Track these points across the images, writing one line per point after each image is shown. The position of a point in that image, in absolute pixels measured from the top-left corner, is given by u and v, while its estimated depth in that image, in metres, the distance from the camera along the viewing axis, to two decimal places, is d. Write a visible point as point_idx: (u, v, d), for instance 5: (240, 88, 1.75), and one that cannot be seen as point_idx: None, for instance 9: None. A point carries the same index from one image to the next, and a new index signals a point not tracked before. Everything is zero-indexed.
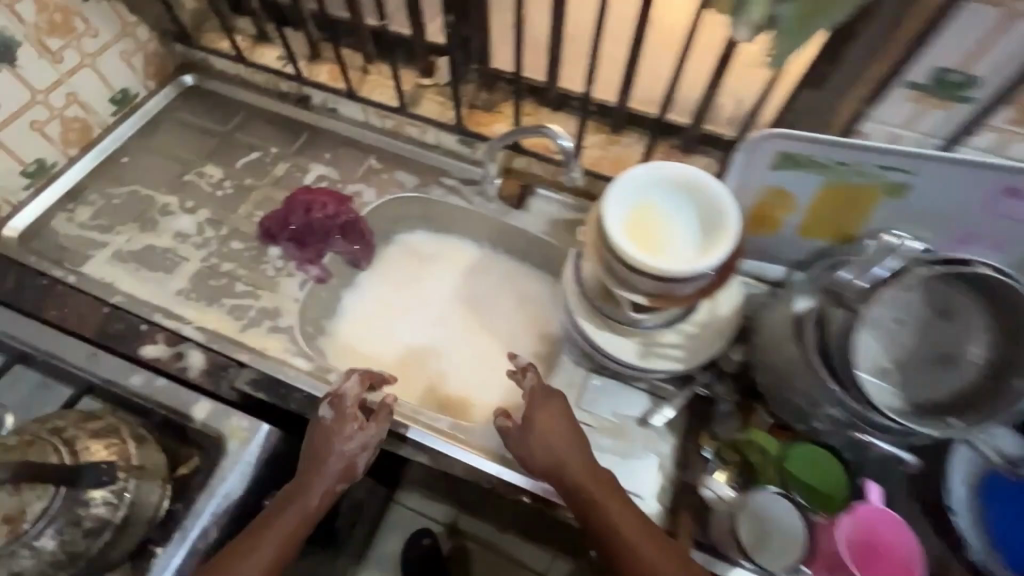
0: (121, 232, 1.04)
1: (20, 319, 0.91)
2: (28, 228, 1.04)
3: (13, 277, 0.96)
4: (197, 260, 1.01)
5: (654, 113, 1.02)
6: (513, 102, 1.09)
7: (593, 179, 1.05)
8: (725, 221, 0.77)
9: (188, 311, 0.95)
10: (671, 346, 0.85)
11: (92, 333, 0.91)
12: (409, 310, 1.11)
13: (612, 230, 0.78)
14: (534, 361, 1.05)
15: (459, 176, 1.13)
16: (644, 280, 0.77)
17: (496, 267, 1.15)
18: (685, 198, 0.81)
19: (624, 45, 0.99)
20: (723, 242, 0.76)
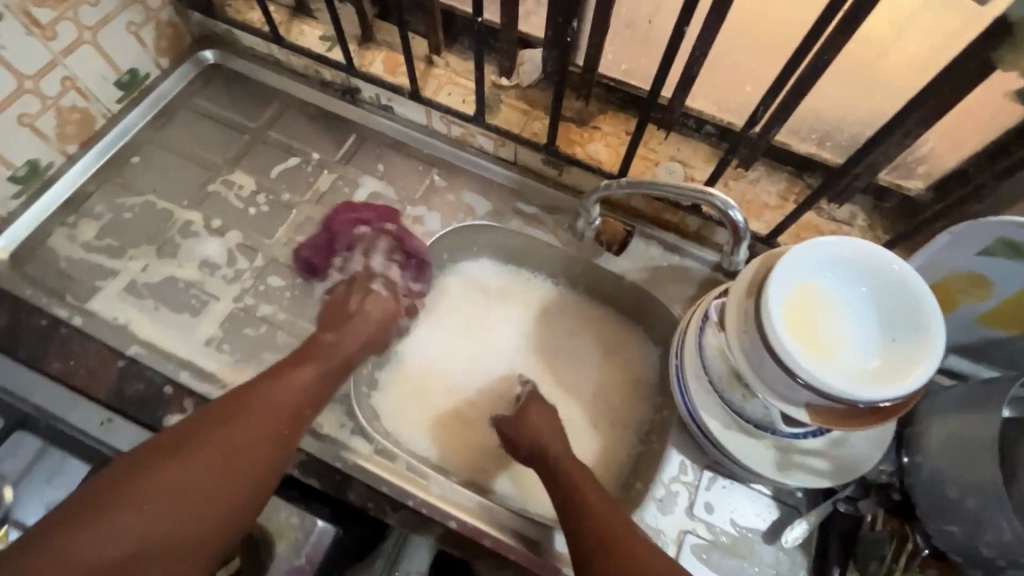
0: (135, 257, 0.86)
1: (16, 374, 0.74)
2: (21, 248, 0.85)
3: (7, 315, 0.79)
4: (229, 299, 0.83)
5: (795, 146, 0.83)
6: (615, 117, 0.90)
7: (709, 224, 0.87)
8: (921, 326, 0.60)
9: (221, 367, 0.79)
10: (813, 456, 0.71)
11: (107, 395, 0.75)
12: (473, 359, 0.94)
13: (774, 323, 0.61)
14: (622, 432, 0.89)
15: (540, 203, 0.94)
16: (809, 393, 0.61)
17: (575, 310, 0.97)
18: (859, 283, 0.64)
19: (773, 60, 0.79)
20: (921, 357, 0.59)
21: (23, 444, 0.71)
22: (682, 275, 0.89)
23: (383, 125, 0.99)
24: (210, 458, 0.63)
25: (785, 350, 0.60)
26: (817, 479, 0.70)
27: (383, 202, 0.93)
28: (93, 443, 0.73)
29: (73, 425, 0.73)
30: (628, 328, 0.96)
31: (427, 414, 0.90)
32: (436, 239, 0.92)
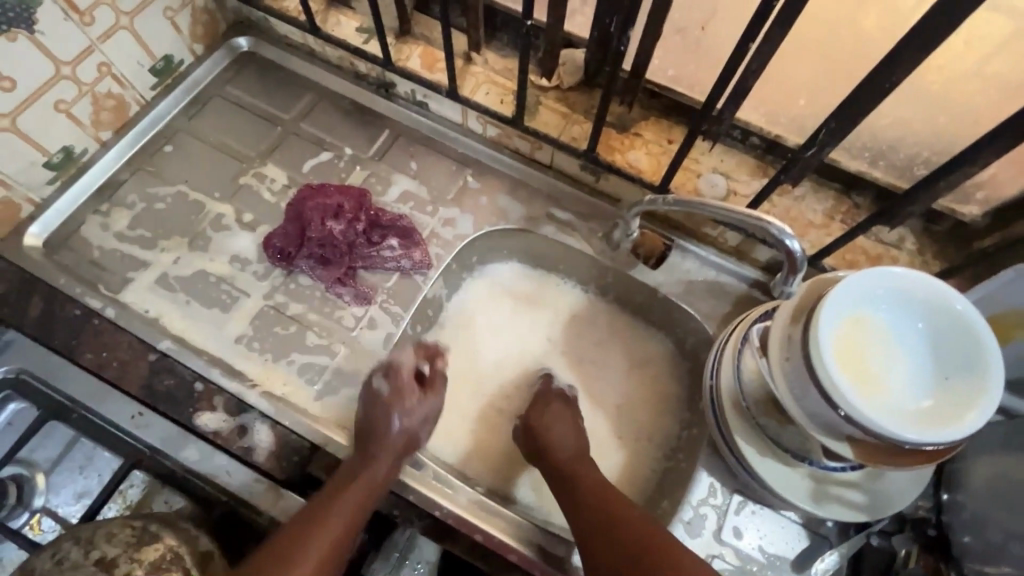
0: (166, 249, 0.85)
1: (49, 363, 0.75)
2: (55, 235, 0.85)
3: (40, 303, 0.79)
4: (259, 296, 0.83)
5: (847, 164, 0.80)
6: (657, 124, 0.87)
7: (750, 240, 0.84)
8: (979, 368, 0.58)
9: (250, 364, 0.79)
10: (852, 489, 0.69)
11: (137, 389, 0.75)
12: (499, 365, 0.93)
13: (824, 354, 0.58)
14: (648, 447, 0.88)
15: (575, 209, 0.92)
16: (856, 429, 0.59)
17: (605, 320, 0.96)
18: (912, 319, 0.61)
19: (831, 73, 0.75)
20: (978, 401, 0.57)
21: (56, 434, 0.74)
22: (718, 291, 0.87)
23: (416, 122, 0.97)
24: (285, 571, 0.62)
25: (834, 384, 0.58)
26: (852, 511, 0.69)
27: (414, 203, 0.92)
28: (125, 436, 0.73)
29: (105, 417, 0.73)
30: (658, 341, 0.94)
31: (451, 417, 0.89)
32: (468, 243, 0.90)
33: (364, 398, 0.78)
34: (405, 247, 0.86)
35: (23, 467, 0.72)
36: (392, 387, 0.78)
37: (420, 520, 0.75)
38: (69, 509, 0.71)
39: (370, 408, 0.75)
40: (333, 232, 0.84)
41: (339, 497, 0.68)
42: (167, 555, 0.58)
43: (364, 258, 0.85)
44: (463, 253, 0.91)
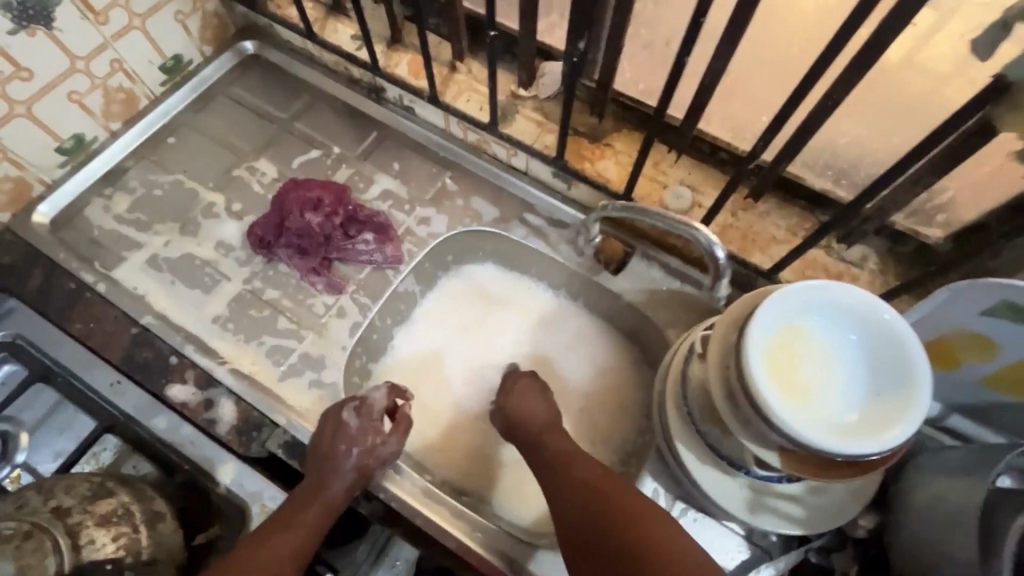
0: (159, 232, 0.91)
1: (42, 330, 0.81)
2: (61, 214, 0.92)
3: (42, 275, 0.86)
4: (238, 281, 0.88)
5: (810, 182, 0.81)
6: (628, 135, 0.89)
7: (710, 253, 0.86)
8: (908, 383, 0.59)
9: (224, 343, 0.83)
10: (790, 502, 0.69)
11: (118, 358, 0.81)
12: (466, 362, 0.95)
13: (752, 362, 0.60)
14: (604, 451, 0.89)
15: (546, 215, 0.95)
16: (782, 439, 0.60)
17: (573, 324, 0.97)
18: (847, 332, 0.62)
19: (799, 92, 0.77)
20: (904, 414, 0.57)
21: (42, 396, 0.79)
22: (681, 301, 0.88)
23: (403, 125, 1.01)
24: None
25: (762, 391, 0.59)
26: (786, 523, 0.69)
27: (393, 201, 0.96)
28: (101, 400, 0.78)
29: (85, 382, 0.79)
30: (623, 348, 0.95)
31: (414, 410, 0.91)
32: (441, 242, 0.94)
33: (326, 382, 0.82)
34: (379, 242, 0.90)
35: (8, 425, 0.76)
36: (361, 424, 0.77)
37: (367, 503, 0.79)
38: (47, 464, 0.76)
39: (333, 441, 0.74)
40: (309, 224, 0.89)
41: (302, 509, 0.69)
42: (118, 508, 0.63)
43: (339, 250, 0.89)
44: (436, 251, 0.95)
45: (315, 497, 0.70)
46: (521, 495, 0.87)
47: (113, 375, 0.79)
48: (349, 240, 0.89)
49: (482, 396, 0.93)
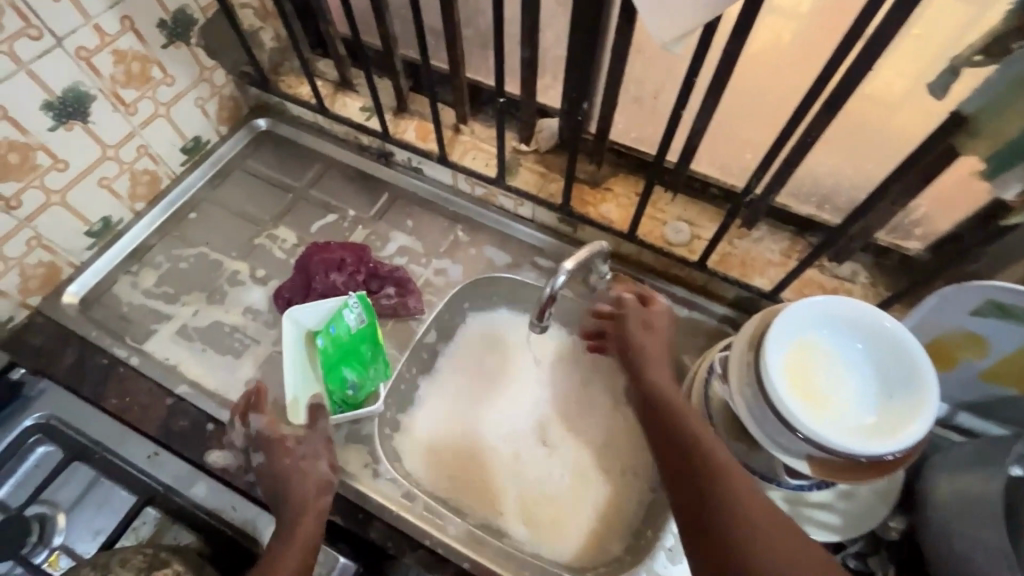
0: (350, 106, 0.96)
1: (280, 175, 0.97)
2: (262, 70, 0.97)
3: (268, 139, 1.01)
4: (482, 142, 0.91)
5: (727, 101, 0.74)
6: (708, 70, 0.67)
7: (887, 305, 0.74)
8: (910, 406, 0.55)
9: (402, 223, 0.93)
10: (821, 509, 0.65)
11: (296, 210, 0.94)
12: (492, 391, 0.86)
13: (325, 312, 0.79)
14: (656, 505, 0.77)
15: (678, 183, 0.80)
16: (807, 448, 0.56)
17: (579, 363, 0.88)
18: (873, 354, 0.59)
19: (611, 96, 0.77)
20: (832, 413, 0.57)
21: (78, 475, 0.71)
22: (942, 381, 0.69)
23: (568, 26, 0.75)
24: (427, 458, 0.81)
25: (772, 396, 0.56)
26: None
27: (624, 138, 0.83)
28: (138, 472, 0.71)
29: (181, 182, 0.94)
30: (716, 310, 0.83)
31: (436, 447, 0.82)
32: (484, 278, 0.88)
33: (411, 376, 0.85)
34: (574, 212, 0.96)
35: (45, 507, 0.69)
36: (467, 264, 0.89)
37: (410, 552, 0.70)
38: (85, 546, 0.67)
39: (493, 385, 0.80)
40: (429, 182, 0.95)
41: None
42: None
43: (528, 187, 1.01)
44: (482, 279, 0.89)
45: (451, 464, 0.81)
46: (610, 550, 0.76)
47: (186, 205, 0.94)
48: (455, 229, 0.92)
49: (512, 435, 0.84)
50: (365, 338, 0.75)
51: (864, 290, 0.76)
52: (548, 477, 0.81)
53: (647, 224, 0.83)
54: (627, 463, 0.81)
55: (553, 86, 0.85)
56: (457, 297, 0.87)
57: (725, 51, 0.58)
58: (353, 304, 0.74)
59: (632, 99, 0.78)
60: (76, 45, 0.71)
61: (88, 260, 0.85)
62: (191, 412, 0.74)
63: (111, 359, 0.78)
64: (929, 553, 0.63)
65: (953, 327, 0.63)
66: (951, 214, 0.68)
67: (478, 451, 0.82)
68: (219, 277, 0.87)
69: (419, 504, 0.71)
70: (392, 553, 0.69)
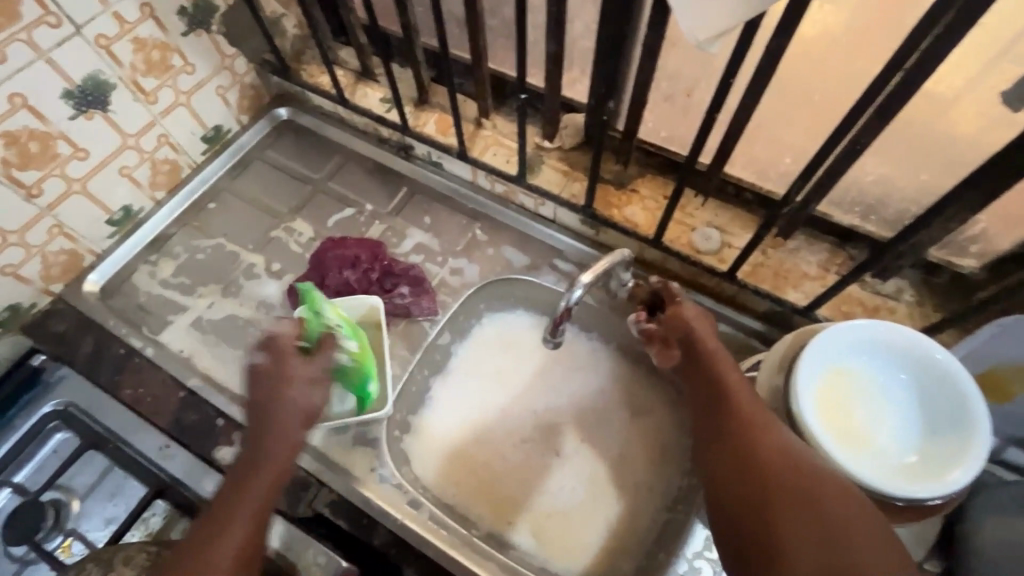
0: (370, 96, 0.93)
1: (299, 167, 0.96)
2: (284, 58, 0.95)
3: (288, 129, 1.00)
4: (503, 137, 0.87)
5: (768, 101, 0.68)
6: (748, 68, 0.62)
7: (934, 327, 0.68)
8: (957, 448, 0.50)
9: (419, 219, 0.91)
10: None
11: (314, 203, 0.93)
12: (505, 396, 0.84)
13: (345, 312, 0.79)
14: (670, 525, 0.74)
15: (710, 188, 0.75)
16: None
17: (596, 370, 0.85)
18: (918, 388, 0.54)
19: (642, 93, 0.72)
20: (868, 451, 0.52)
21: (93, 463, 0.72)
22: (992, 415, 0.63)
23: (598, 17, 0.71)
24: (435, 462, 0.79)
25: (802, 428, 0.52)
26: None
27: (653, 137, 0.79)
28: (149, 464, 0.72)
29: (201, 172, 0.94)
30: (745, 324, 0.78)
31: (445, 452, 0.80)
32: (501, 279, 0.85)
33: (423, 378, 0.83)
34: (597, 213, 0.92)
35: (61, 492, 0.70)
36: (484, 265, 0.87)
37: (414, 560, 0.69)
38: (97, 534, 0.69)
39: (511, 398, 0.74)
40: (448, 177, 0.92)
41: None
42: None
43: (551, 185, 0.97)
44: (499, 281, 0.86)
45: (461, 470, 0.79)
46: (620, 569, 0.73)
47: (206, 195, 0.93)
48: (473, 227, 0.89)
49: (524, 443, 0.81)
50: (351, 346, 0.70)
51: (909, 310, 0.70)
52: (559, 488, 0.78)
53: (674, 229, 0.79)
54: (642, 478, 0.78)
55: (580, 81, 0.80)
56: (472, 298, 0.85)
57: (767, 50, 0.53)
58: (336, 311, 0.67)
59: (664, 96, 0.73)
60: (96, 33, 0.70)
61: (109, 248, 0.86)
62: (202, 407, 0.74)
63: (127, 350, 0.79)
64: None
65: (1013, 359, 0.57)
66: (1015, 232, 0.61)
67: (488, 458, 0.80)
68: (235, 270, 0.86)
69: (425, 512, 0.70)
70: (393, 561, 0.69)
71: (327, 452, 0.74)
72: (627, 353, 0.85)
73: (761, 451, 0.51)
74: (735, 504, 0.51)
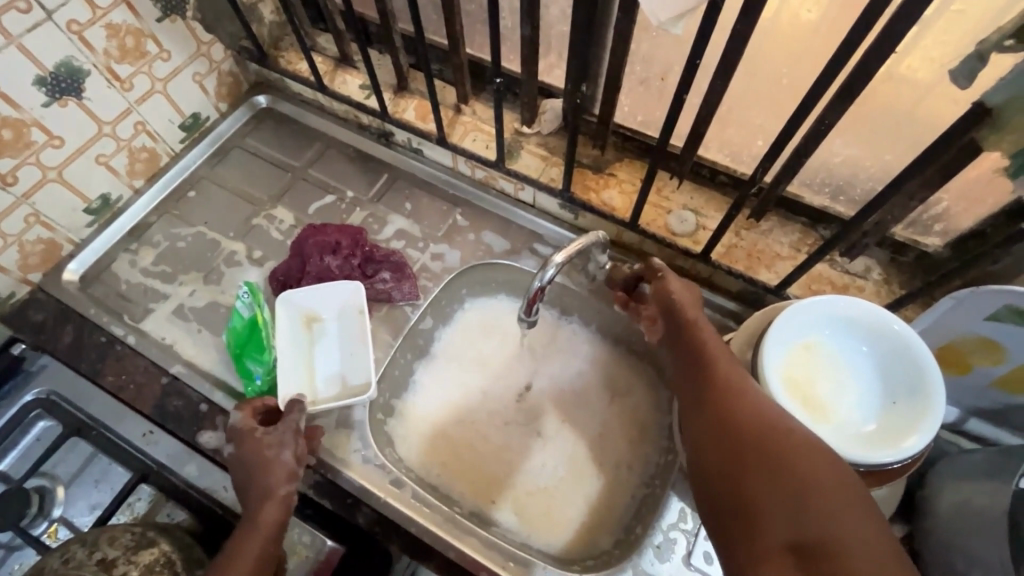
0: (349, 84, 0.93)
1: (279, 155, 0.96)
2: (262, 46, 0.94)
3: (267, 116, 0.99)
4: (483, 123, 0.88)
5: (739, 84, 0.69)
6: (718, 52, 0.63)
7: (899, 304, 0.71)
8: (914, 416, 0.52)
9: (401, 205, 0.91)
10: None
11: (295, 190, 0.93)
12: (487, 379, 0.85)
13: (330, 302, 0.82)
14: (647, 499, 0.76)
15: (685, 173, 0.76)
16: None
17: (577, 354, 0.87)
18: (878, 360, 0.56)
19: (618, 77, 0.73)
20: (830, 422, 0.54)
21: (76, 450, 0.72)
22: (952, 385, 0.66)
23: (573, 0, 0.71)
24: (420, 445, 0.81)
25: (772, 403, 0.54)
26: None
27: (629, 121, 0.79)
28: (134, 450, 0.72)
29: (180, 160, 0.93)
30: (722, 303, 0.79)
31: (429, 436, 0.81)
32: (482, 264, 0.86)
33: (405, 362, 0.84)
34: None
35: (45, 479, 0.70)
36: (465, 251, 0.88)
37: (399, 537, 0.71)
38: (83, 519, 0.69)
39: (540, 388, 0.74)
40: (428, 165, 0.93)
41: None
42: (160, 560, 0.58)
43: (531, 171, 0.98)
44: (480, 267, 0.87)
45: (444, 452, 0.80)
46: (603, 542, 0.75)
47: (185, 183, 0.93)
48: (454, 212, 0.90)
49: (508, 424, 0.83)
50: (259, 328, 0.75)
51: (874, 286, 0.73)
52: (541, 467, 0.80)
53: (650, 212, 0.80)
54: (621, 455, 0.80)
55: (555, 65, 0.81)
56: (453, 283, 0.86)
57: (735, 32, 0.54)
58: (246, 292, 0.74)
59: (639, 82, 0.74)
60: (67, 19, 0.70)
61: (88, 237, 0.86)
62: (185, 393, 0.75)
63: (108, 338, 0.79)
64: (927, 566, 0.61)
65: (975, 333, 0.59)
66: (976, 210, 0.64)
67: (471, 440, 0.81)
68: (216, 257, 0.87)
69: (407, 491, 0.72)
70: (379, 539, 0.71)
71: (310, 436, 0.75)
72: (607, 335, 0.87)
73: (741, 416, 0.52)
74: (716, 469, 0.50)
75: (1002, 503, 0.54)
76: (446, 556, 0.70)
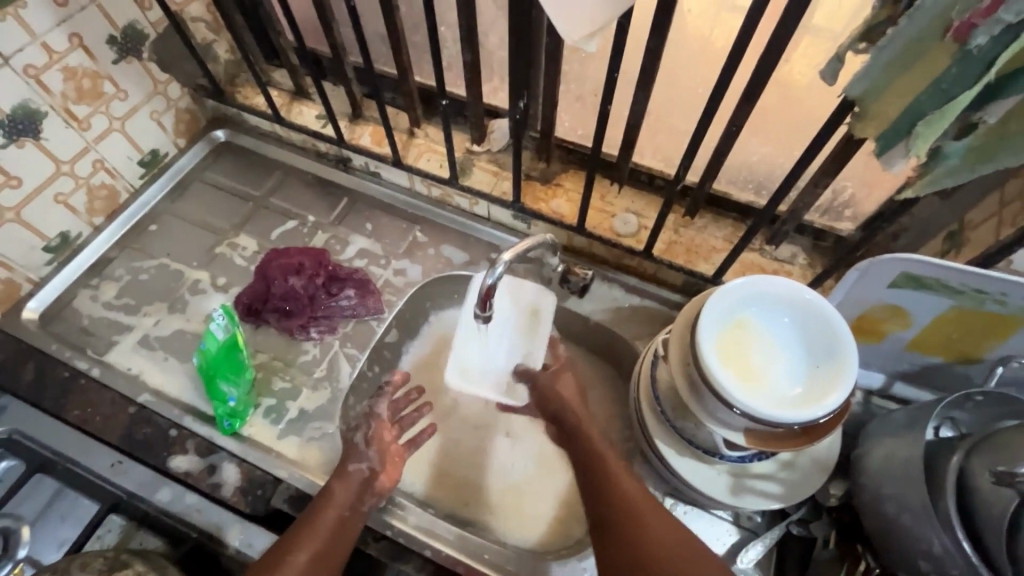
0: (305, 114, 0.98)
1: (239, 185, 0.99)
2: (219, 82, 0.98)
3: (226, 150, 1.02)
4: (435, 144, 0.93)
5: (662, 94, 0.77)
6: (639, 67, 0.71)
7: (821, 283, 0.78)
8: (833, 372, 0.59)
9: (362, 226, 0.95)
10: (764, 480, 0.70)
11: (257, 217, 0.96)
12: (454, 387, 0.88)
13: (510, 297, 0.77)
14: None
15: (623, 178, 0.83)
16: (744, 421, 0.59)
17: None
18: (796, 329, 0.63)
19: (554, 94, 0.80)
20: (765, 389, 0.60)
21: (42, 487, 0.72)
22: (872, 354, 0.73)
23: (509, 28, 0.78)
24: None
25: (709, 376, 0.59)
26: None
27: (570, 135, 0.86)
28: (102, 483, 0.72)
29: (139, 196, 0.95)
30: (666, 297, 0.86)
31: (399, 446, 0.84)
32: (444, 276, 0.91)
33: (374, 376, 0.86)
34: None
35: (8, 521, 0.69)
36: (426, 265, 0.92)
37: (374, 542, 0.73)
38: (50, 556, 0.68)
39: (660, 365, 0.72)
40: (387, 186, 0.97)
41: None
42: None
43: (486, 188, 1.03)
44: (442, 279, 0.91)
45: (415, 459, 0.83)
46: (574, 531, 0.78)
47: (146, 218, 0.95)
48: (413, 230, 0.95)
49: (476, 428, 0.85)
50: (234, 349, 0.76)
51: (799, 270, 0.80)
52: (511, 465, 0.83)
53: (595, 217, 0.86)
54: None
55: (499, 88, 0.87)
56: (416, 296, 0.90)
57: (648, 48, 0.62)
58: (220, 314, 0.75)
59: (574, 98, 0.81)
60: (24, 63, 0.72)
61: (48, 275, 0.86)
62: (153, 420, 0.76)
63: (72, 372, 0.79)
64: (863, 517, 0.66)
65: (881, 302, 0.66)
66: (875, 193, 0.72)
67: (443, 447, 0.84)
68: (180, 287, 0.88)
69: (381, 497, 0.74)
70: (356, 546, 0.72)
71: (281, 453, 0.76)
72: (566, 335, 0.92)
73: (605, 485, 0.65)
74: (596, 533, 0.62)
75: (918, 447, 0.61)
76: (421, 556, 0.71)
